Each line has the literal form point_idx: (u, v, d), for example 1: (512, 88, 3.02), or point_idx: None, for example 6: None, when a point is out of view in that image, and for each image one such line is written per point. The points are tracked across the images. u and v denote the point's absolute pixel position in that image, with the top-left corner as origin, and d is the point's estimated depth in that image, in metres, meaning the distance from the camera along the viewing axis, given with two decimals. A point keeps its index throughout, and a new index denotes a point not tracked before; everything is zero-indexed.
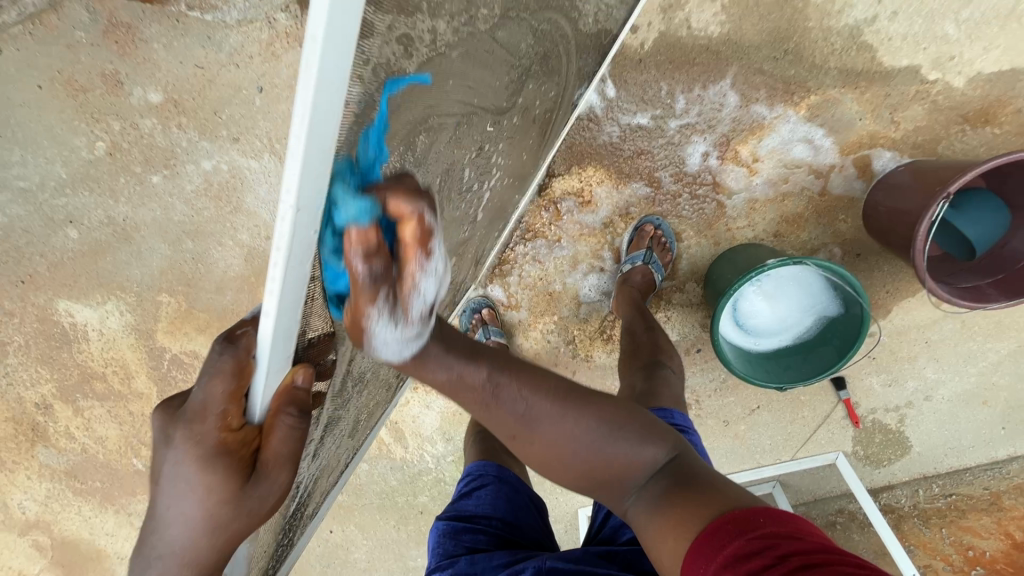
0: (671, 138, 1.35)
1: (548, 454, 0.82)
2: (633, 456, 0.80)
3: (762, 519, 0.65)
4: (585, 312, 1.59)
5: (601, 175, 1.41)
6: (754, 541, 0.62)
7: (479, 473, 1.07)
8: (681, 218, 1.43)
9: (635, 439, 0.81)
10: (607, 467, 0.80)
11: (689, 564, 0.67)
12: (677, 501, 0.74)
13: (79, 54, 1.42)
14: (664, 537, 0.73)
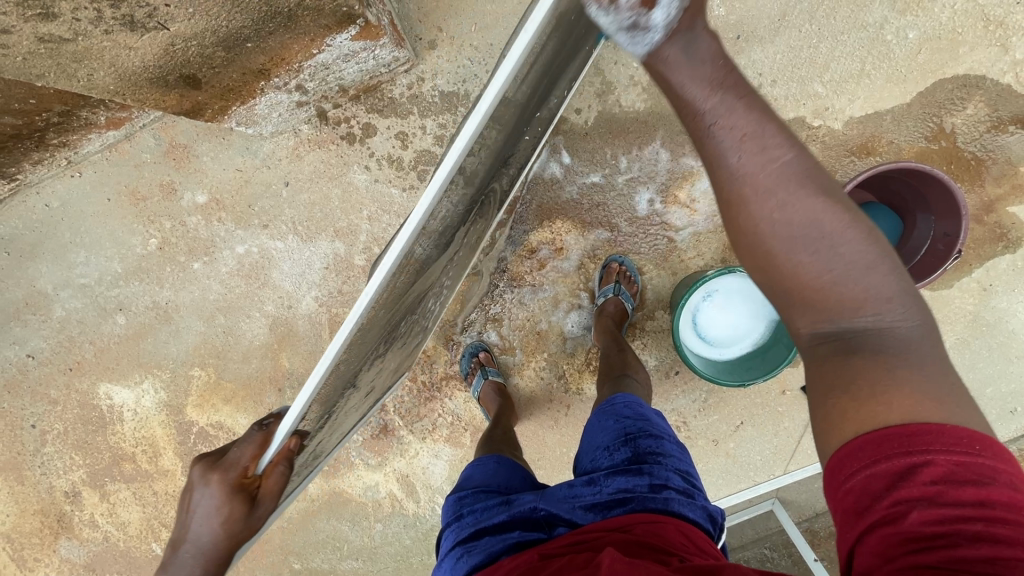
0: (622, 190, 1.66)
1: (748, 194, 0.69)
2: (861, 289, 0.67)
3: (967, 450, 0.59)
4: (571, 346, 1.79)
5: (568, 226, 1.70)
6: (953, 474, 0.58)
7: (477, 458, 1.05)
8: (640, 255, 1.70)
9: (872, 274, 0.67)
10: (839, 295, 0.67)
11: (844, 454, 0.63)
12: (875, 380, 0.64)
13: (143, 170, 1.78)
14: (850, 396, 0.65)
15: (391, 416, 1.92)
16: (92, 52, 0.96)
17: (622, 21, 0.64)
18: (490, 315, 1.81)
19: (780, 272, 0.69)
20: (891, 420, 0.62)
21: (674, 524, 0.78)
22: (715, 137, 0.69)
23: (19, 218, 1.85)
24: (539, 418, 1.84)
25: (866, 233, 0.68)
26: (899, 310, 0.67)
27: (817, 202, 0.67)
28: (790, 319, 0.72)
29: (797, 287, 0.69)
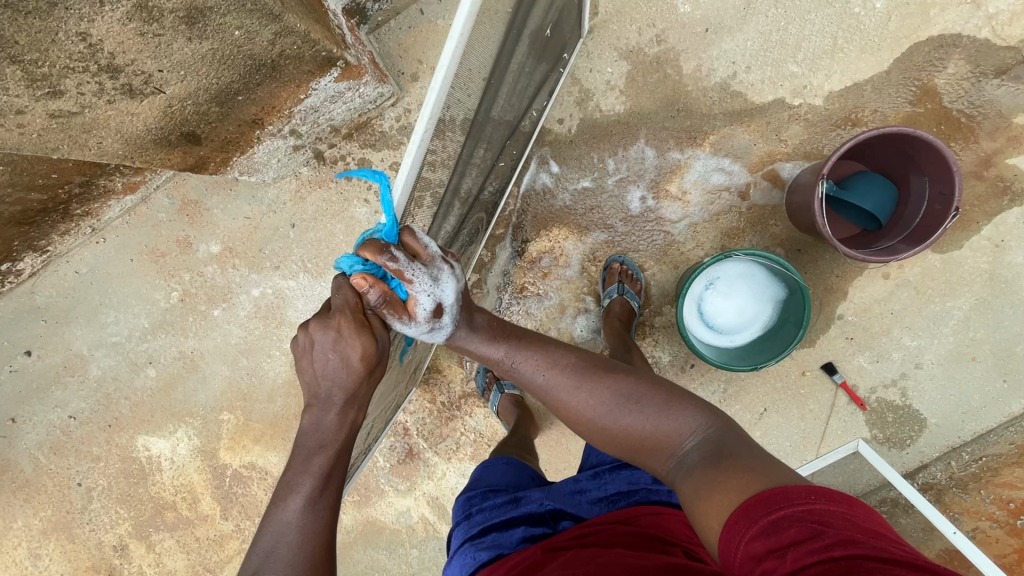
0: (613, 191, 1.69)
1: (563, 401, 0.98)
2: (670, 427, 0.85)
3: (807, 499, 0.64)
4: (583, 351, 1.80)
5: (565, 232, 1.73)
6: (805, 517, 0.62)
7: (487, 460, 1.07)
8: (639, 252, 1.72)
9: (662, 410, 0.87)
10: (651, 436, 0.86)
11: (725, 535, 0.68)
12: (725, 471, 0.74)
13: (161, 229, 1.89)
14: (705, 491, 0.74)
15: (415, 439, 1.95)
16: (99, 123, 1.04)
17: (425, 329, 1.04)
18: (499, 329, 1.84)
19: (616, 438, 0.90)
20: (745, 493, 0.69)
21: (677, 515, 0.80)
22: (519, 369, 1.05)
23: (51, 287, 1.98)
24: (561, 426, 1.84)
25: (650, 386, 0.92)
26: (707, 428, 0.83)
27: (604, 380, 0.95)
28: (652, 466, 0.86)
29: (628, 439, 0.89)
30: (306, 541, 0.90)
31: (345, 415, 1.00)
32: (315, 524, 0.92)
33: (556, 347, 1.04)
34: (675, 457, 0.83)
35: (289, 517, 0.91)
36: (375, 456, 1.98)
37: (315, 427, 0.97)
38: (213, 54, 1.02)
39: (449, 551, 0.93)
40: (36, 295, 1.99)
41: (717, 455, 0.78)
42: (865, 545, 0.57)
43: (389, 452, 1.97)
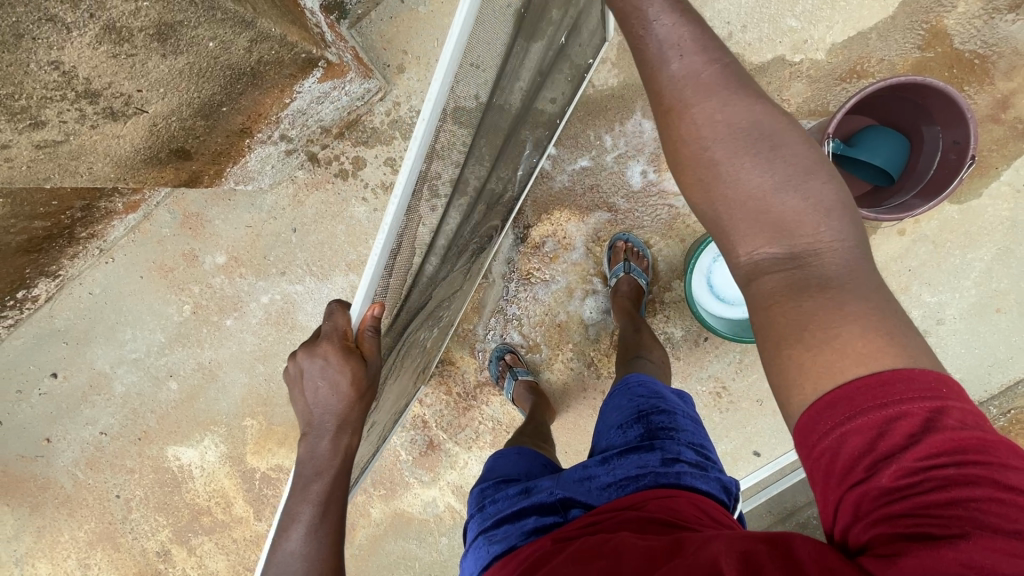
0: (612, 168, 1.66)
1: (680, 115, 0.73)
2: (794, 205, 0.68)
3: (934, 395, 0.57)
4: (594, 332, 1.78)
5: (567, 215, 1.71)
6: (925, 418, 0.56)
7: (498, 450, 1.08)
8: (643, 228, 1.70)
9: (791, 188, 0.68)
10: (768, 208, 0.68)
11: (818, 413, 0.60)
12: (853, 319, 0.61)
13: (166, 244, 1.91)
14: (809, 330, 0.62)
15: (434, 431, 1.97)
16: (86, 148, 1.04)
17: None
18: (509, 317, 1.83)
19: (742, 183, 0.70)
20: (858, 370, 0.59)
21: (688, 498, 0.78)
22: (655, 44, 0.75)
23: (68, 310, 2.01)
24: (577, 408, 1.84)
25: (787, 154, 0.70)
26: (834, 223, 0.67)
27: (743, 115, 0.72)
28: (731, 245, 0.71)
29: (731, 198, 0.70)
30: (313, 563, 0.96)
31: (341, 440, 1.03)
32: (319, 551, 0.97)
33: (716, 39, 0.75)
34: (779, 242, 0.67)
35: (295, 545, 0.97)
36: (397, 450, 2.01)
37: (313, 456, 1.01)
38: (189, 68, 1.01)
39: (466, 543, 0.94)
40: (55, 318, 2.03)
41: (798, 271, 0.66)
42: (985, 460, 0.54)
43: (410, 445, 2.00)
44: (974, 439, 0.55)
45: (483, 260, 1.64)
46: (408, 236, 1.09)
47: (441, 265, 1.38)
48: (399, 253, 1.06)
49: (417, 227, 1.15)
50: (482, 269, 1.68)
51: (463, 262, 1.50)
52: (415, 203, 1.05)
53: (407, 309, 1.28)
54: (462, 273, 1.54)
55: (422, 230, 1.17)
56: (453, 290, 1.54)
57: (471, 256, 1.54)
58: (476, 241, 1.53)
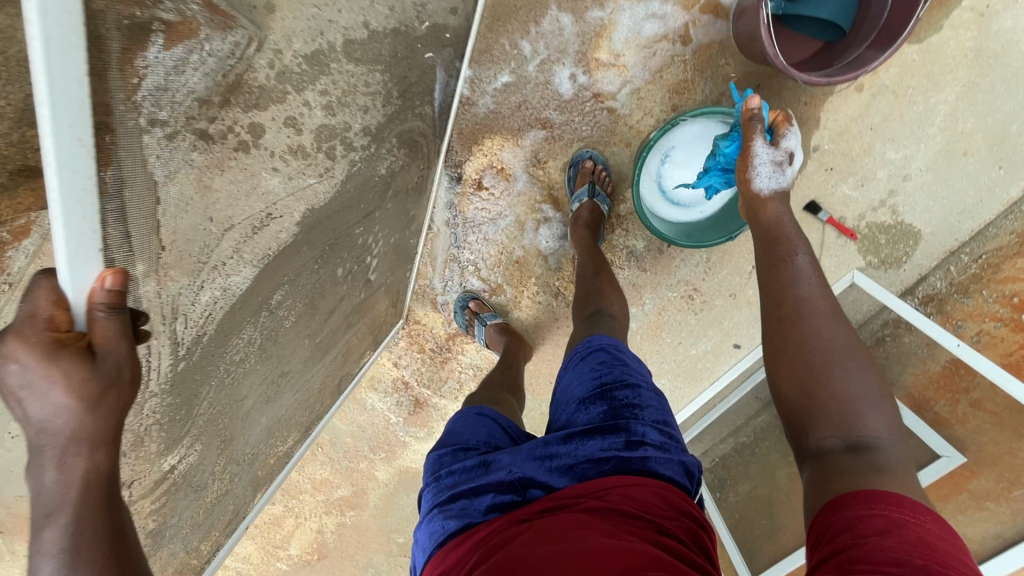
0: (537, 78, 1.47)
1: (800, 345, 0.98)
2: (868, 418, 0.88)
3: (910, 514, 0.73)
4: (555, 262, 1.68)
5: (499, 141, 1.54)
6: (898, 517, 0.72)
7: (459, 413, 1.04)
8: (585, 139, 1.54)
9: (874, 422, 0.88)
10: (837, 399, 0.90)
11: (829, 509, 0.78)
12: (874, 464, 0.83)
13: None
14: (859, 476, 0.80)
15: (417, 390, 1.94)
16: None
17: None
18: (465, 264, 1.71)
19: (826, 387, 0.92)
20: (861, 485, 0.79)
21: (653, 487, 0.76)
22: (788, 260, 1.08)
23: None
24: (553, 339, 1.80)
25: (885, 409, 0.90)
26: (892, 443, 0.87)
27: (839, 329, 0.98)
28: (807, 425, 0.92)
29: (828, 404, 0.90)
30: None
31: (73, 467, 0.69)
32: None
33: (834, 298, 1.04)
34: (846, 436, 0.87)
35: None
36: (386, 415, 1.99)
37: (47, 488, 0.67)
38: None
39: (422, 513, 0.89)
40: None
41: (865, 456, 0.84)
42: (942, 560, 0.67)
43: (397, 407, 1.98)
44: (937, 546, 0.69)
45: (376, 209, 1.28)
46: (183, 179, 0.72)
47: (301, 229, 0.99)
48: (174, 202, 0.70)
49: (231, 176, 0.79)
50: (381, 222, 1.33)
51: (343, 221, 1.13)
52: (197, 156, 0.74)
53: (249, 296, 0.91)
54: (346, 231, 1.16)
55: (240, 179, 0.81)
56: (337, 256, 1.17)
57: (352, 207, 1.15)
58: (350, 180, 1.12)
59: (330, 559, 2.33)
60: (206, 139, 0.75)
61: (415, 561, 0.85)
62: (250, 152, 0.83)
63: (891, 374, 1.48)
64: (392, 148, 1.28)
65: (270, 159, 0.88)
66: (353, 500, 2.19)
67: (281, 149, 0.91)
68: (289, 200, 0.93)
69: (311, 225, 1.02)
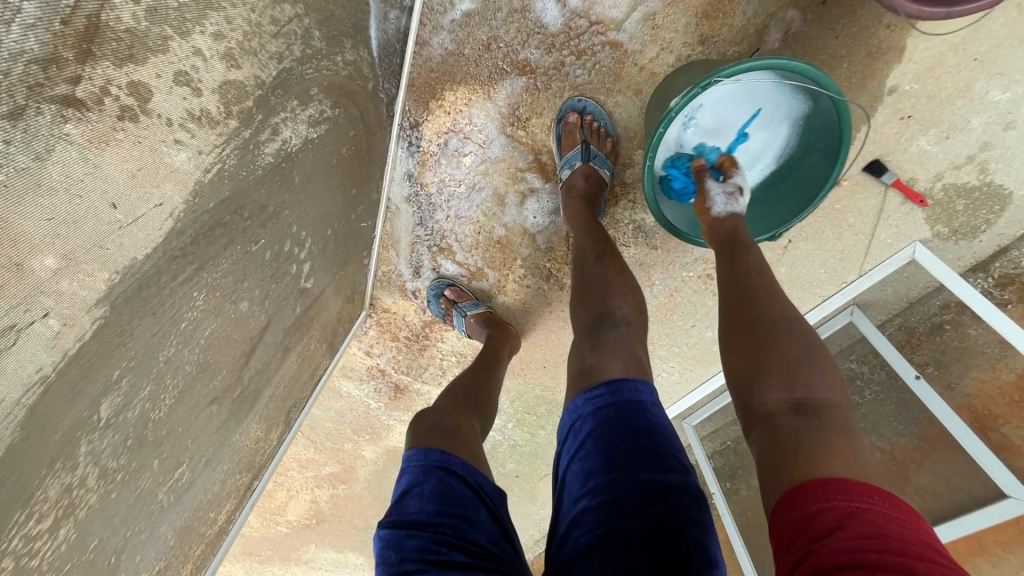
0: (511, 3, 1.05)
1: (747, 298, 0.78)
2: (819, 380, 0.68)
3: (869, 499, 0.56)
4: (545, 241, 1.37)
5: (465, 94, 1.15)
6: (854, 509, 0.55)
7: (422, 469, 0.89)
8: (579, 87, 1.14)
9: (826, 385, 0.68)
10: (783, 356, 0.70)
11: (779, 513, 0.60)
12: (822, 430, 0.64)
13: None
14: (809, 456, 0.61)
15: (396, 376, 1.74)
16: None
17: None
18: (435, 245, 1.41)
19: (775, 340, 0.72)
20: (813, 471, 0.60)
21: None
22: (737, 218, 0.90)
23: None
24: (546, 324, 1.54)
25: (839, 375, 0.70)
26: (848, 415, 0.67)
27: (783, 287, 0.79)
28: (749, 378, 0.72)
29: (768, 359, 0.71)
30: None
31: None
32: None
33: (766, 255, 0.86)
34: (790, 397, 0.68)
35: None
36: (365, 401, 1.81)
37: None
38: None
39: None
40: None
41: (815, 423, 0.65)
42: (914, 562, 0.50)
43: (376, 394, 1.79)
44: (910, 544, 0.52)
45: (281, 204, 0.86)
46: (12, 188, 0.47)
47: (168, 261, 0.67)
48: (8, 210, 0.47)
49: (127, 150, 0.57)
50: (297, 215, 0.93)
51: (215, 252, 0.74)
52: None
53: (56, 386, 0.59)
54: (220, 258, 0.76)
55: (138, 150, 0.58)
56: (223, 296, 0.79)
57: (225, 226, 0.74)
58: (211, 183, 0.69)
59: (330, 521, 2.32)
60: (75, 108, 0.51)
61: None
62: (144, 118, 0.57)
63: (948, 374, 1.24)
64: (294, 107, 0.81)
65: (166, 157, 0.61)
66: (343, 475, 2.10)
67: (186, 144, 0.64)
68: (201, 181, 0.67)
69: (130, 293, 0.64)
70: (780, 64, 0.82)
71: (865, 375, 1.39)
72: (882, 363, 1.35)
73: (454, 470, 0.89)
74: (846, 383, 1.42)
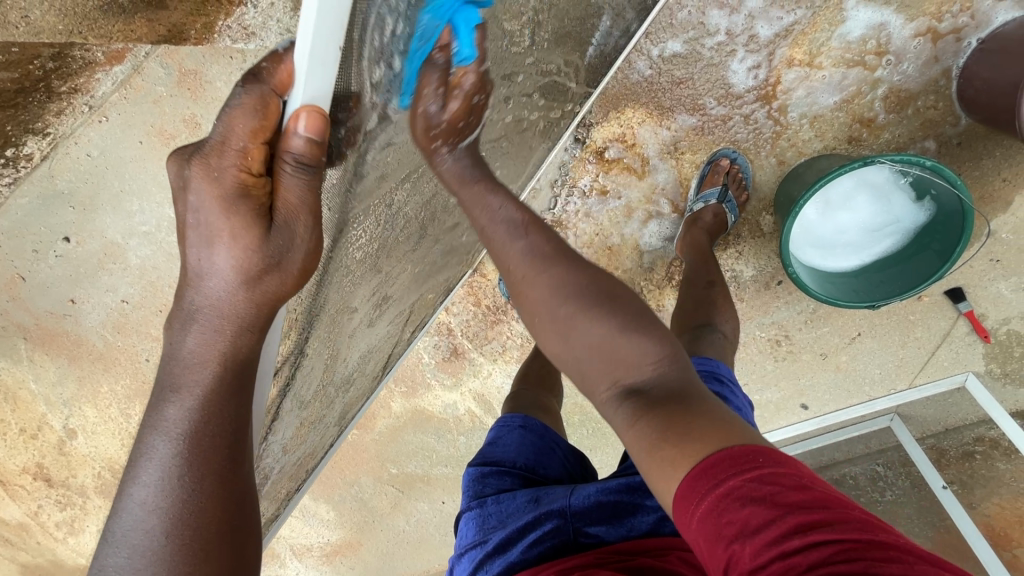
0: (710, 58, 1.29)
1: (536, 309, 0.83)
2: (634, 349, 0.74)
3: (756, 465, 0.56)
4: (649, 261, 1.51)
5: (641, 115, 1.37)
6: (750, 487, 0.54)
7: (503, 422, 1.05)
8: (735, 142, 1.35)
9: (622, 326, 0.75)
10: (609, 352, 0.75)
11: (677, 512, 0.60)
12: (670, 420, 0.65)
13: (163, 105, 1.60)
14: (699, 436, 0.62)
15: (459, 339, 1.93)
16: None
17: None
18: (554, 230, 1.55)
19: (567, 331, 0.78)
20: (721, 480, 0.57)
21: (678, 552, 0.74)
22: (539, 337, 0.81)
23: (40, 189, 1.70)
24: None
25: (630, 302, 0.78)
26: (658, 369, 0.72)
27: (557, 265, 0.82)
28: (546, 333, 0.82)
29: (587, 352, 0.77)
30: (175, 532, 0.65)
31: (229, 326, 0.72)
32: (194, 516, 0.65)
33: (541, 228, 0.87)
34: (626, 385, 0.73)
35: (148, 498, 0.65)
36: (420, 352, 1.97)
37: (196, 356, 0.70)
38: None
39: (459, 540, 0.94)
40: (23, 197, 1.71)
41: (650, 400, 0.69)
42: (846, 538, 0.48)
43: (434, 349, 1.96)
44: (827, 511, 0.51)
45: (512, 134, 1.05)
46: None
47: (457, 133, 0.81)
48: None
49: None
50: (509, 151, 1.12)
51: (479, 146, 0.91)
52: None
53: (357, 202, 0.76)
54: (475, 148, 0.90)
55: None
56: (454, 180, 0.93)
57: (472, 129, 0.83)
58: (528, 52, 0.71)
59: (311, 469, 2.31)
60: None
61: None
62: None
63: (970, 494, 1.43)
64: None
65: None
66: (360, 421, 2.14)
67: None
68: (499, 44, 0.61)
69: None
70: (919, 162, 1.03)
71: (889, 479, 1.52)
72: (910, 472, 1.49)
73: (534, 426, 1.03)
74: (868, 482, 1.54)
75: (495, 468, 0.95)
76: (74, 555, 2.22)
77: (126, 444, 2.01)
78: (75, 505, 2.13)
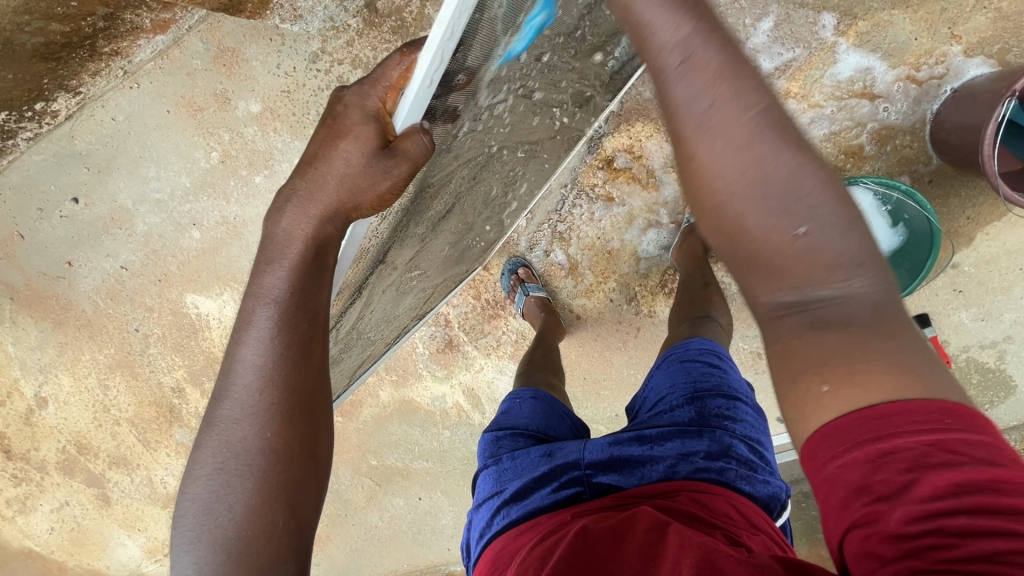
0: None
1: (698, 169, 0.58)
2: (833, 251, 0.56)
3: (937, 426, 0.52)
4: (645, 267, 1.61)
5: (650, 129, 1.48)
6: (920, 449, 0.52)
7: (514, 393, 1.12)
8: None
9: (828, 222, 0.56)
10: (795, 251, 0.56)
11: (809, 449, 0.57)
12: (847, 339, 0.55)
13: (196, 79, 1.67)
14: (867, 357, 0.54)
15: (455, 331, 1.99)
16: None
17: None
18: (558, 231, 1.65)
19: (725, 228, 0.58)
20: (889, 432, 0.52)
21: (688, 494, 0.81)
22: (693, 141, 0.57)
23: (57, 147, 1.74)
24: (606, 338, 1.70)
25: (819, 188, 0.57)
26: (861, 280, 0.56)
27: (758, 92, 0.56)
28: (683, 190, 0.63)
29: (759, 238, 0.57)
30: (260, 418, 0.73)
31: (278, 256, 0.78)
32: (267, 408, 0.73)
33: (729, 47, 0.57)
34: (794, 297, 0.57)
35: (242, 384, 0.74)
36: (415, 342, 2.01)
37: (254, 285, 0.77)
38: None
39: (476, 495, 0.99)
40: (37, 154, 1.74)
41: (819, 312, 0.56)
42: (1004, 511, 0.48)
43: (429, 340, 2.01)
44: (991, 483, 0.50)
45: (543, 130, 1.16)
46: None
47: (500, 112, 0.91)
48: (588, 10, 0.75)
49: None
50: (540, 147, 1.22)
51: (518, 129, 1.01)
52: None
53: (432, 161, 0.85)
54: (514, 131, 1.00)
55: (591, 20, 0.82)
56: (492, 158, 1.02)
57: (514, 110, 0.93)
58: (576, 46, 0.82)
59: None
60: None
61: (485, 528, 0.91)
62: None
63: None
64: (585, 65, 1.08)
65: None
66: (345, 408, 2.16)
67: None
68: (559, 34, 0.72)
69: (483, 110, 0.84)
70: (896, 185, 1.15)
71: None
72: None
73: (544, 395, 1.10)
74: None
75: (510, 430, 1.02)
76: (22, 535, 2.15)
77: (98, 418, 1.98)
78: (33, 480, 2.07)
